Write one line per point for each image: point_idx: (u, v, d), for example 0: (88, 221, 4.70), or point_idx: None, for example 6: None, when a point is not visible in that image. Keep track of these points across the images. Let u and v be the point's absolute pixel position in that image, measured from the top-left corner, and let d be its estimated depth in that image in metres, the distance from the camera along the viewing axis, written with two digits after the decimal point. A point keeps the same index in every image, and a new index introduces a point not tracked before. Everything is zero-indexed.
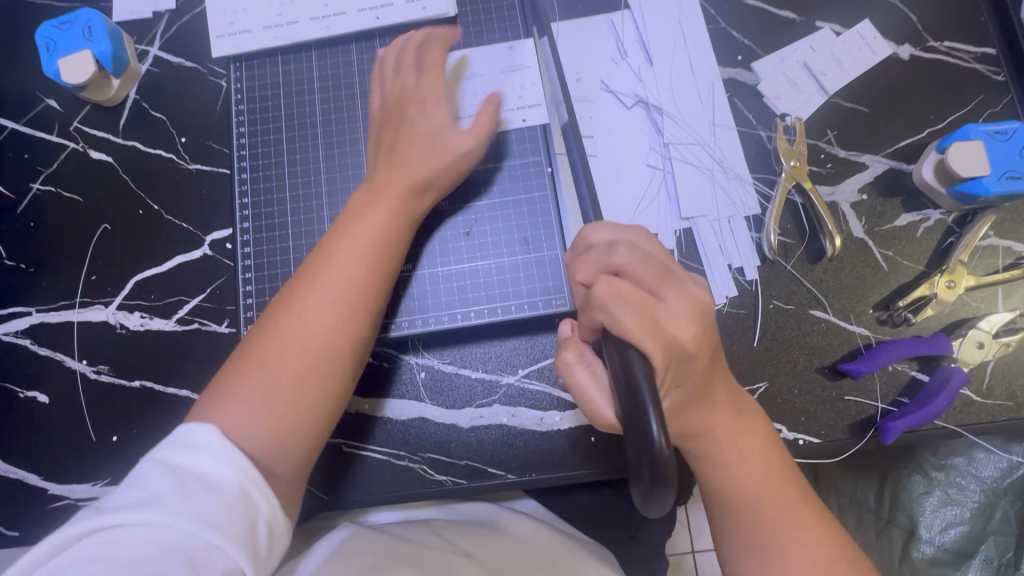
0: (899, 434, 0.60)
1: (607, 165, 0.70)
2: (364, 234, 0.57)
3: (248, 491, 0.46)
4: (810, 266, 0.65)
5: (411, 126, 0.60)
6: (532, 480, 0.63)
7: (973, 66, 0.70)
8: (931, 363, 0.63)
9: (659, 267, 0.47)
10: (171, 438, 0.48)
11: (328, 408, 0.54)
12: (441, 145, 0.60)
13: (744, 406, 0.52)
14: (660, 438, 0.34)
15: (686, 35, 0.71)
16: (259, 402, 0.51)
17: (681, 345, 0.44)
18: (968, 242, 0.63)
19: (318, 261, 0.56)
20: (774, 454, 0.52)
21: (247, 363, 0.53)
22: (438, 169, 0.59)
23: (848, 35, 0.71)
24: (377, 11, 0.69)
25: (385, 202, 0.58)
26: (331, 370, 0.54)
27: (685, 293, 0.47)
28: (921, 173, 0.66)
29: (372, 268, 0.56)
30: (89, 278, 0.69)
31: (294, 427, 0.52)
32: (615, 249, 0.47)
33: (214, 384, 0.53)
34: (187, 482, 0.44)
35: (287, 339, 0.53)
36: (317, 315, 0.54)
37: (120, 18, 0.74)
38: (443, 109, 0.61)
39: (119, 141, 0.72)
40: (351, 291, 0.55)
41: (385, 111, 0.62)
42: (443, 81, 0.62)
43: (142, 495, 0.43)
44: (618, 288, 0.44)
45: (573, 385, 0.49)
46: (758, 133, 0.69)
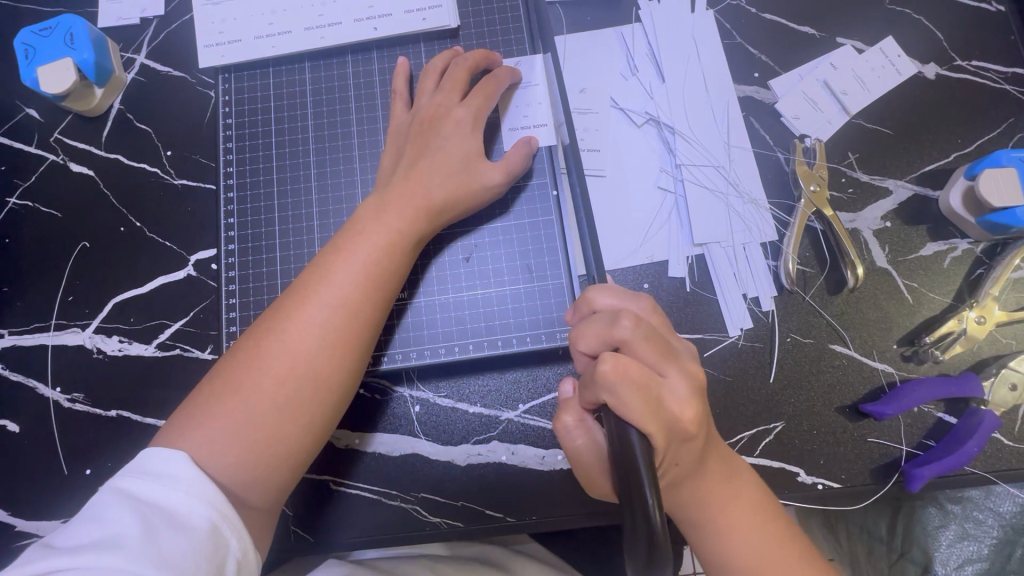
0: (926, 481, 0.56)
1: (616, 186, 0.66)
2: (363, 252, 0.53)
3: (219, 528, 0.43)
4: (830, 298, 0.62)
5: (424, 151, 0.57)
6: (531, 523, 0.59)
7: (1004, 87, 0.66)
8: (959, 404, 0.59)
9: (661, 343, 0.44)
10: (136, 469, 0.44)
11: (305, 444, 0.50)
12: (457, 174, 0.56)
13: (732, 462, 0.49)
14: (653, 502, 0.32)
15: (700, 51, 0.68)
16: (233, 430, 0.47)
17: (680, 424, 0.42)
18: (999, 276, 0.60)
19: (312, 281, 0.52)
20: (769, 508, 0.48)
21: (225, 385, 0.49)
22: (442, 191, 0.56)
23: (871, 53, 0.67)
24: (375, 22, 0.65)
25: (389, 221, 0.54)
26: (311, 403, 0.50)
27: (684, 370, 0.45)
28: (948, 200, 0.62)
29: (367, 293, 0.52)
30: (65, 299, 0.65)
31: (266, 464, 0.48)
32: (620, 321, 0.43)
33: (189, 403, 0.49)
34: (150, 515, 0.41)
35: (269, 363, 0.49)
36: (304, 341, 0.50)
37: (105, 25, 0.71)
38: (442, 127, 0.57)
39: (102, 153, 0.69)
40: (341, 317, 0.51)
41: (412, 126, 0.59)
42: (487, 104, 0.59)
43: (99, 531, 0.40)
44: (624, 366, 0.40)
45: (567, 446, 0.46)
46: (775, 154, 0.66)
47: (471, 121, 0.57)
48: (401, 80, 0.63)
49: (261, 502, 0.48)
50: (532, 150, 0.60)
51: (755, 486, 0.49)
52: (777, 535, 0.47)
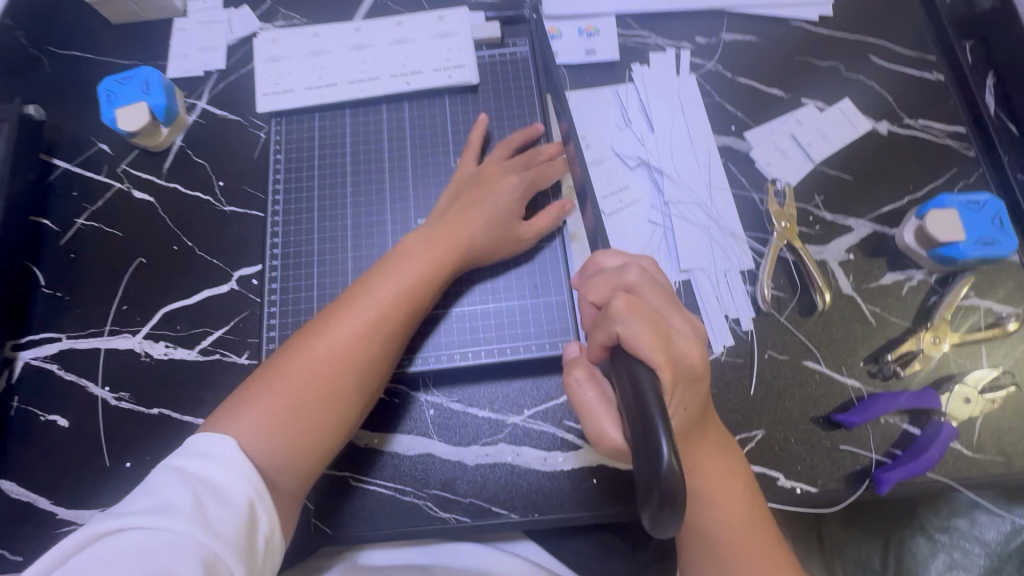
0: (892, 484, 0.62)
1: (612, 219, 0.75)
2: (405, 274, 0.61)
3: (259, 512, 0.49)
4: (802, 319, 0.69)
5: (477, 205, 0.66)
6: (534, 520, 0.64)
7: (947, 141, 0.77)
8: (922, 417, 0.66)
9: (667, 294, 0.51)
10: (189, 452, 0.50)
11: (332, 435, 0.57)
12: (501, 227, 0.66)
13: (728, 446, 0.54)
14: (669, 452, 0.36)
15: (685, 107, 0.79)
16: (278, 411, 0.54)
17: (687, 363, 0.47)
18: (949, 302, 0.68)
19: (356, 294, 0.60)
20: (729, 449, 0.54)
21: (269, 377, 0.56)
22: (483, 238, 0.65)
23: (831, 112, 0.78)
24: (407, 78, 0.76)
25: (434, 252, 0.62)
26: (340, 399, 0.56)
27: (689, 323, 0.50)
28: (902, 236, 0.71)
29: (398, 307, 0.60)
30: (120, 307, 0.73)
31: (298, 451, 0.54)
32: (627, 270, 0.52)
33: (242, 386, 0.57)
34: (199, 490, 0.47)
35: (313, 357, 0.57)
36: (348, 350, 0.57)
37: (173, 75, 0.83)
38: (493, 185, 0.67)
39: (162, 182, 0.78)
40: (373, 327, 0.58)
41: (473, 178, 0.69)
42: (530, 161, 0.70)
43: (155, 500, 0.45)
44: (633, 306, 0.47)
45: (577, 402, 0.51)
46: (750, 194, 0.75)
47: (522, 186, 0.67)
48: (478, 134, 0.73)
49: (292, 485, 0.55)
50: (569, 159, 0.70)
51: (719, 426, 0.55)
52: (733, 470, 0.53)
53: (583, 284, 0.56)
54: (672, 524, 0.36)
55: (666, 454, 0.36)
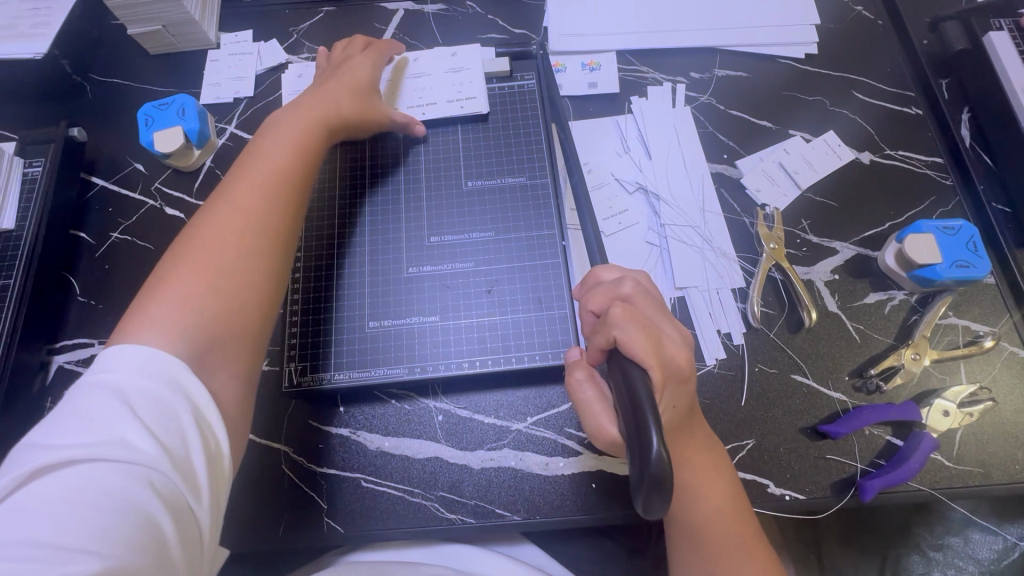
0: (876, 492, 0.65)
1: (612, 239, 0.80)
2: (268, 151, 0.66)
3: (202, 420, 0.49)
4: (791, 335, 0.74)
5: (325, 85, 0.75)
6: (536, 523, 0.67)
7: (925, 171, 0.82)
8: (904, 428, 0.69)
9: (658, 303, 0.56)
10: (107, 372, 0.48)
11: (255, 300, 0.58)
12: (364, 96, 0.76)
13: (714, 444, 0.58)
14: (658, 443, 0.41)
15: (680, 136, 0.85)
16: (195, 278, 0.55)
17: (676, 366, 0.52)
18: (928, 320, 0.72)
19: (220, 195, 0.62)
20: (718, 451, 0.58)
21: (171, 264, 0.56)
22: (349, 106, 0.74)
23: (816, 142, 0.84)
24: (422, 108, 0.82)
25: (293, 122, 0.70)
26: (263, 229, 0.60)
27: (680, 332, 0.55)
28: (884, 259, 0.76)
29: (294, 182, 0.65)
30: None
31: (219, 319, 0.54)
32: (623, 282, 0.56)
33: (152, 268, 0.56)
34: (129, 405, 0.46)
35: (237, 210, 0.60)
36: (276, 184, 0.63)
37: (206, 102, 0.89)
38: (341, 69, 0.78)
39: (192, 200, 0.84)
40: (267, 189, 0.62)
41: (322, 74, 0.79)
42: (381, 57, 0.81)
43: (86, 425, 0.44)
44: (630, 313, 0.52)
45: (577, 400, 0.56)
46: (742, 218, 0.80)
47: (366, 64, 0.79)
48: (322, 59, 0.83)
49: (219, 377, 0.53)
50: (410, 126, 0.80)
51: (705, 427, 0.59)
52: (720, 466, 0.57)
53: (583, 293, 0.60)
54: (660, 508, 0.41)
55: (655, 445, 0.40)
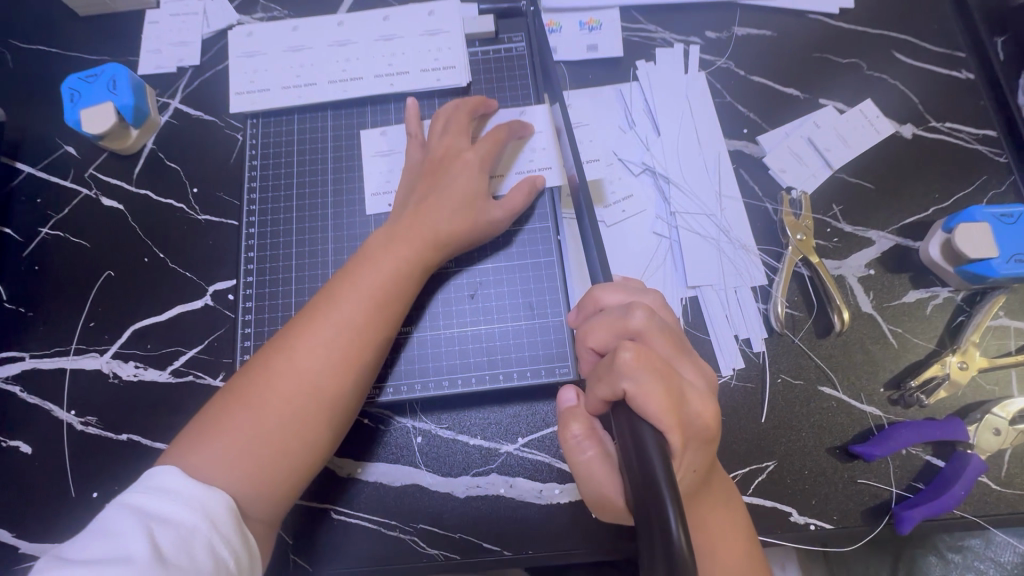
0: (915, 523, 0.58)
1: (615, 231, 0.70)
2: (367, 280, 0.56)
3: (221, 559, 0.44)
4: (818, 341, 0.64)
5: (449, 181, 0.60)
6: (529, 558, 0.60)
7: (976, 146, 0.71)
8: (946, 447, 0.61)
9: (673, 339, 0.47)
10: (147, 484, 0.46)
11: (305, 464, 0.52)
12: (475, 207, 0.60)
13: (731, 496, 0.51)
14: (676, 526, 0.31)
15: (693, 108, 0.73)
16: (237, 452, 0.49)
17: (702, 422, 0.44)
18: (979, 323, 0.63)
19: (320, 302, 0.55)
20: (734, 503, 0.51)
21: (242, 391, 0.51)
22: (449, 224, 0.59)
23: (851, 114, 0.72)
24: (392, 78, 0.71)
25: (397, 249, 0.57)
26: (334, 392, 0.53)
27: (699, 371, 0.47)
28: (927, 251, 0.66)
29: (365, 325, 0.55)
30: (87, 324, 0.68)
31: (266, 476, 0.49)
32: (633, 313, 0.46)
33: (197, 421, 0.51)
34: (153, 528, 0.43)
35: (276, 386, 0.51)
36: (327, 349, 0.53)
37: (145, 72, 0.77)
38: (451, 165, 0.62)
39: (132, 188, 0.73)
40: (346, 342, 0.53)
41: (425, 164, 0.63)
42: (496, 148, 0.63)
43: (112, 546, 0.41)
44: (644, 356, 0.42)
45: (572, 458, 0.47)
46: (764, 205, 0.70)
47: (479, 162, 0.61)
48: (414, 121, 0.66)
49: (265, 514, 0.50)
50: (535, 190, 0.64)
51: (721, 475, 0.51)
52: (734, 523, 0.50)
53: (582, 325, 0.50)
54: None
55: (673, 532, 0.31)
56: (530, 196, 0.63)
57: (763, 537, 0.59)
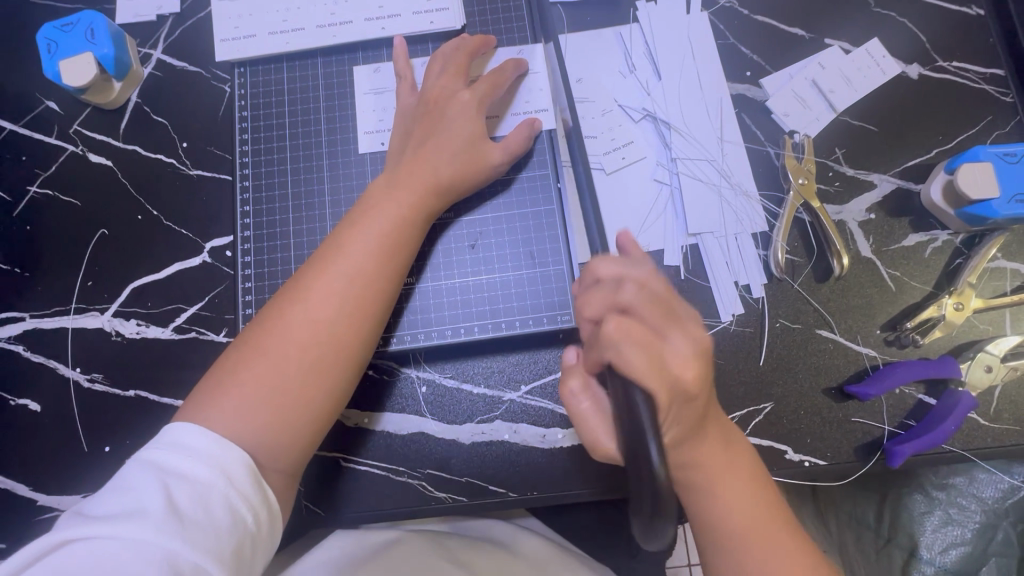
0: (906, 458, 0.60)
1: (615, 179, 0.69)
2: (372, 229, 0.55)
3: (239, 522, 0.45)
4: (817, 285, 0.65)
5: (446, 126, 0.59)
6: (533, 498, 0.62)
7: (983, 86, 0.70)
8: (938, 386, 0.63)
9: (665, 308, 0.49)
10: (164, 440, 0.46)
11: (324, 412, 0.52)
12: (473, 151, 0.59)
13: (730, 436, 0.53)
14: (658, 460, 0.34)
15: (695, 50, 0.71)
16: (258, 400, 0.49)
17: (684, 384, 0.45)
18: (976, 265, 0.63)
19: (326, 252, 0.55)
20: (733, 443, 0.53)
21: (257, 345, 0.51)
22: (448, 171, 0.58)
23: (857, 54, 0.71)
24: (383, 22, 0.68)
25: (401, 196, 0.57)
26: (349, 339, 0.53)
27: (689, 334, 0.48)
28: (929, 194, 0.66)
29: (374, 273, 0.54)
30: (85, 283, 0.68)
31: (288, 424, 0.50)
32: (623, 286, 0.49)
33: (212, 374, 0.51)
34: (172, 487, 0.43)
35: (290, 334, 0.51)
36: (335, 298, 0.52)
37: (124, 20, 0.73)
38: (446, 108, 0.60)
39: (120, 144, 0.71)
40: (357, 289, 0.53)
41: (418, 110, 0.62)
42: (491, 92, 0.61)
43: (130, 503, 0.42)
44: (626, 327, 0.45)
45: (575, 414, 0.51)
46: (766, 149, 0.69)
47: (474, 103, 0.60)
48: (405, 64, 0.65)
49: (285, 466, 0.51)
50: (534, 133, 0.63)
51: (719, 417, 0.53)
52: (733, 461, 0.52)
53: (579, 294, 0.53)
54: (667, 530, 0.34)
55: (654, 468, 0.34)
56: (529, 140, 0.62)
57: None
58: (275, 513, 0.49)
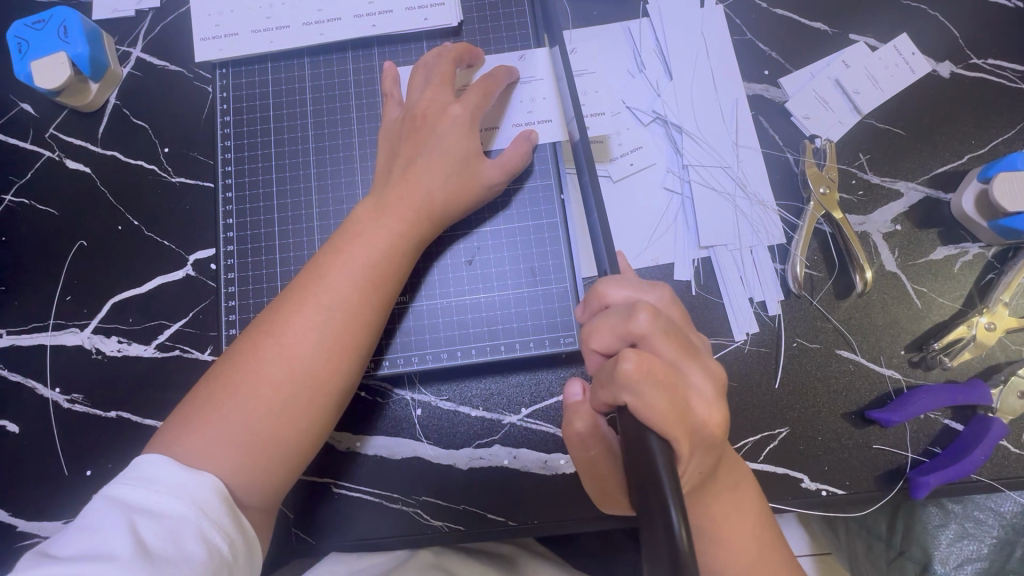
0: (931, 488, 0.56)
1: (622, 188, 0.64)
2: (356, 258, 0.51)
3: (215, 554, 0.42)
4: (837, 303, 0.61)
5: (434, 142, 0.55)
6: (533, 527, 0.59)
7: (1019, 86, 0.65)
8: (966, 410, 0.59)
9: (681, 340, 0.43)
10: (131, 475, 0.44)
11: (300, 454, 0.49)
12: (468, 169, 0.55)
13: (739, 479, 0.49)
14: (677, 519, 0.30)
15: (709, 48, 0.66)
16: (228, 441, 0.46)
17: (708, 428, 0.42)
18: (1011, 282, 0.59)
19: (308, 281, 0.51)
20: (744, 486, 0.49)
21: (233, 379, 0.48)
22: (442, 192, 0.54)
23: (884, 51, 0.65)
24: (374, 19, 0.64)
25: (388, 222, 0.53)
26: (329, 379, 0.49)
27: (706, 368, 0.44)
28: (960, 204, 0.61)
29: (357, 307, 0.50)
30: (63, 298, 0.64)
31: (264, 465, 0.47)
32: (636, 315, 0.42)
33: (184, 408, 0.48)
34: (140, 523, 0.40)
35: (266, 370, 0.48)
36: (312, 334, 0.49)
37: (100, 16, 0.69)
38: (436, 124, 0.55)
39: (97, 150, 0.67)
40: (342, 323, 0.50)
41: (404, 124, 0.57)
42: (484, 102, 0.57)
43: (96, 542, 0.39)
44: (646, 364, 0.40)
45: (580, 457, 0.47)
46: (784, 155, 0.64)
47: (468, 117, 0.55)
48: (391, 81, 0.60)
49: (265, 505, 0.48)
50: (532, 145, 0.58)
51: (732, 458, 0.49)
52: (739, 506, 0.48)
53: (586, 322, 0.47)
54: None
55: (677, 535, 0.29)
56: (526, 156, 0.58)
57: (775, 504, 0.58)
58: (254, 543, 0.46)
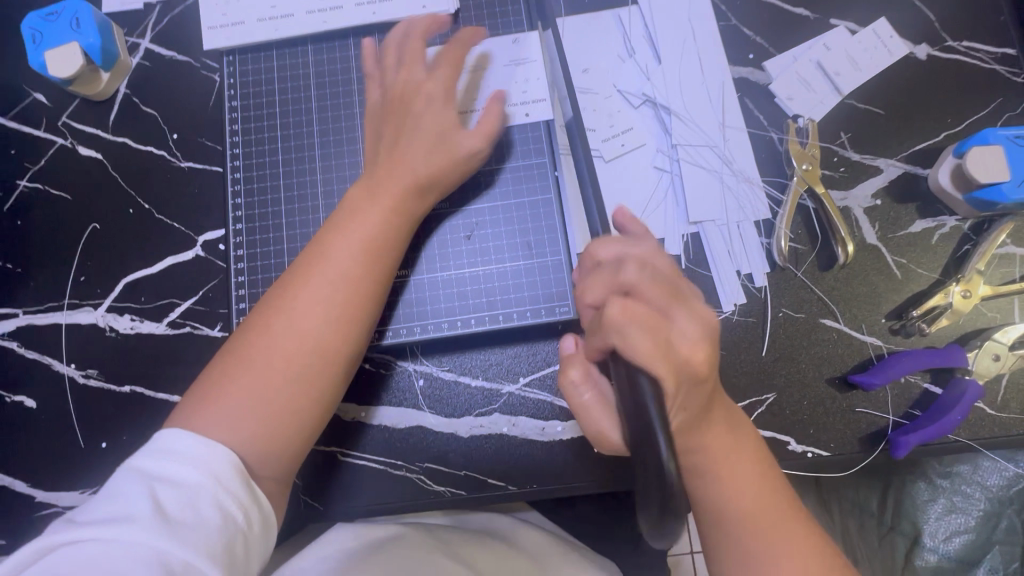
0: (911, 448, 0.59)
1: (614, 168, 0.67)
2: (354, 235, 0.54)
3: (230, 521, 0.44)
4: (821, 274, 0.63)
5: (416, 120, 0.57)
6: (533, 491, 0.62)
7: (993, 67, 0.68)
8: (944, 375, 0.62)
9: (670, 287, 0.46)
10: (149, 447, 0.46)
11: (313, 421, 0.52)
12: (445, 143, 0.57)
13: (735, 422, 0.52)
14: (666, 452, 0.31)
15: (696, 32, 0.69)
16: (244, 411, 0.49)
17: (692, 365, 0.43)
18: (985, 251, 0.61)
19: (309, 260, 0.53)
20: (738, 429, 0.52)
21: (243, 354, 0.51)
22: (427, 167, 0.56)
23: (864, 34, 0.68)
24: (374, 7, 0.66)
25: (381, 200, 0.55)
26: (335, 350, 0.52)
27: (694, 314, 0.46)
28: (936, 178, 0.64)
29: (357, 281, 0.53)
30: (78, 278, 0.67)
31: (279, 433, 0.50)
32: (624, 267, 0.46)
33: (198, 384, 0.51)
34: (158, 490, 0.43)
35: (275, 344, 0.50)
36: (316, 308, 0.51)
37: (110, 8, 0.72)
38: (414, 103, 0.58)
39: (109, 136, 0.70)
40: (344, 297, 0.52)
41: (387, 105, 0.59)
42: (454, 74, 0.59)
43: (117, 507, 0.41)
44: (632, 309, 0.42)
45: (578, 407, 0.50)
46: (769, 134, 0.67)
47: (441, 91, 0.58)
48: (372, 62, 0.63)
49: (276, 471, 0.50)
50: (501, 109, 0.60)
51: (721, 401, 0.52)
52: (732, 450, 0.50)
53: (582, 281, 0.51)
54: (676, 528, 0.32)
55: (663, 456, 0.31)
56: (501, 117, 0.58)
57: None
58: (268, 513, 0.48)
